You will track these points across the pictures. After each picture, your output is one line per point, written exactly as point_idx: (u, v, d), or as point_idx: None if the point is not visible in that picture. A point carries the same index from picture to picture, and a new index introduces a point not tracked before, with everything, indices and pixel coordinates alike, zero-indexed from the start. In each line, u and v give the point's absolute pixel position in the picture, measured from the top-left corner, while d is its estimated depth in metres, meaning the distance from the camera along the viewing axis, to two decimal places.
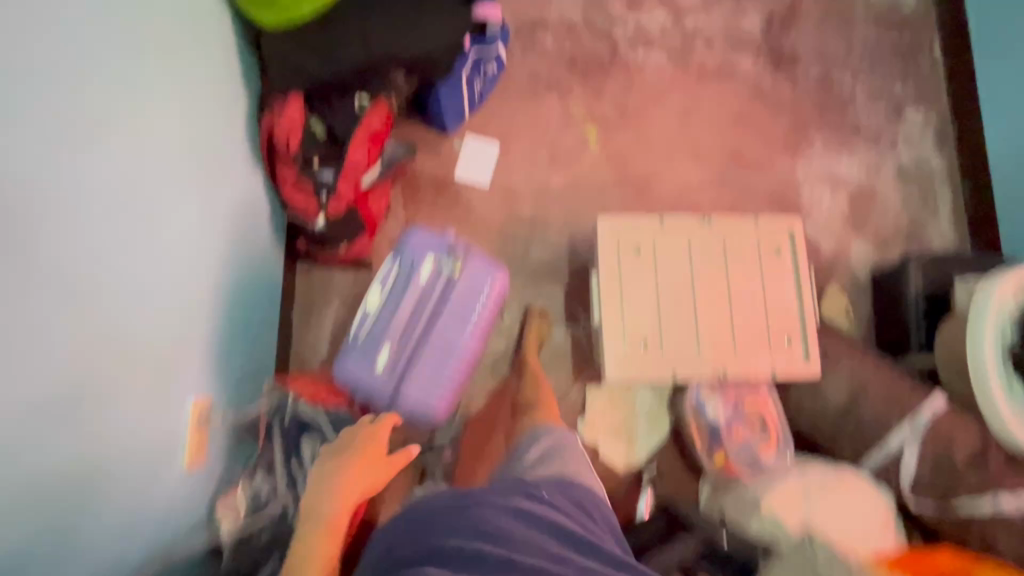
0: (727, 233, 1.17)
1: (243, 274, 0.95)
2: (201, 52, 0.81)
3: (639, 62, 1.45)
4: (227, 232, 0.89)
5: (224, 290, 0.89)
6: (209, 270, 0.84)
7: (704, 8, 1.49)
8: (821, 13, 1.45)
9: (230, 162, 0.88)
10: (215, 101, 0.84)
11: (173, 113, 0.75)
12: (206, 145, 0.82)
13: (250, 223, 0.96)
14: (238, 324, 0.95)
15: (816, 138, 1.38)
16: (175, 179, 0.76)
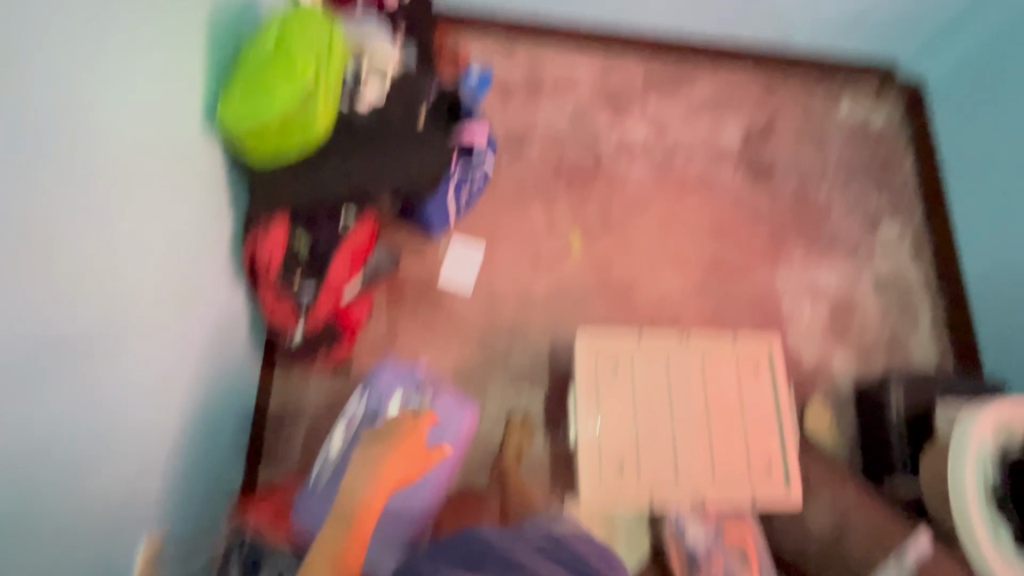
0: (704, 352, 1.18)
1: (212, 396, 1.01)
2: (199, 209, 0.94)
3: (622, 174, 1.53)
4: (198, 363, 0.96)
5: (189, 415, 0.94)
6: (177, 398, 0.91)
7: (686, 124, 1.60)
8: (795, 133, 1.63)
9: (207, 300, 0.98)
10: (203, 250, 0.96)
11: (161, 259, 0.85)
12: (182, 281, 0.91)
13: (223, 354, 1.05)
14: (204, 449, 1.00)
15: (794, 251, 1.52)
16: (154, 314, 0.84)
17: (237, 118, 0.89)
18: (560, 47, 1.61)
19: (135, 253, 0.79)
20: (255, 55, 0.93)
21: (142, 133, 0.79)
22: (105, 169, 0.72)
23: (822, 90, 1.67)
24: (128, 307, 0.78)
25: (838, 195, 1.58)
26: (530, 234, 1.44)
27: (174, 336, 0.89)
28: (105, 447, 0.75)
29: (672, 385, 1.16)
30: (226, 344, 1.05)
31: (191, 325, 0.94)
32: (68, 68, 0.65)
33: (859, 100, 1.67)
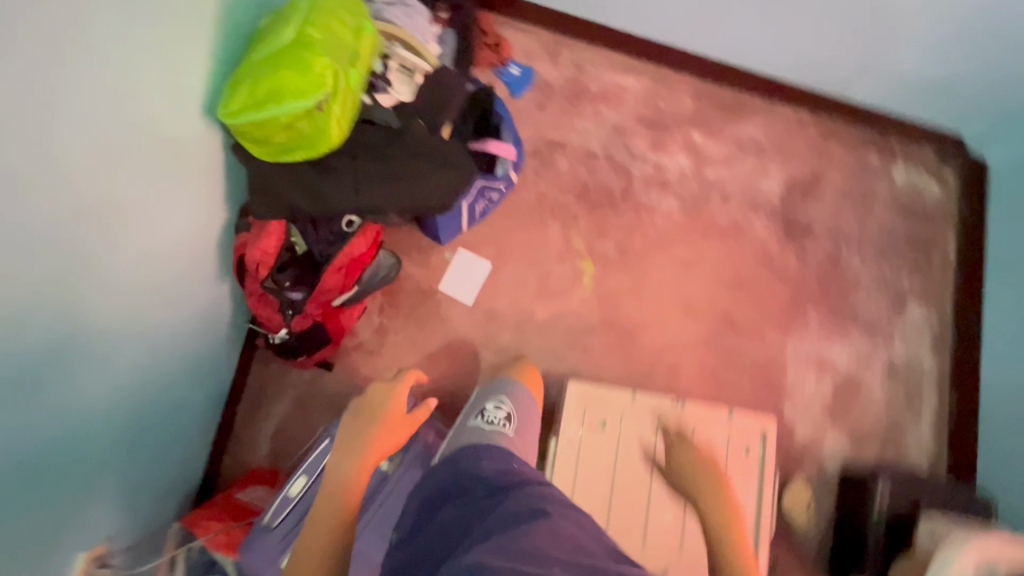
0: (697, 423, 1.13)
1: (178, 397, 0.96)
2: (190, 207, 0.87)
3: (651, 205, 1.43)
4: (170, 366, 0.91)
5: (150, 418, 0.89)
6: (140, 403, 0.85)
7: (727, 162, 1.48)
8: (842, 192, 1.52)
9: (187, 302, 0.92)
10: (188, 251, 0.89)
11: (140, 261, 0.78)
12: (159, 280, 0.83)
13: (200, 354, 1.00)
14: (164, 450, 0.96)
15: (812, 318, 1.44)
16: (128, 317, 0.78)
17: (242, 104, 0.75)
18: (611, 54, 1.47)
19: (110, 249, 0.72)
20: (275, 30, 0.78)
21: (133, 117, 0.70)
22: (91, 155, 0.65)
23: (879, 150, 1.55)
24: (97, 307, 0.71)
25: (871, 269, 1.48)
26: (541, 256, 1.37)
27: (143, 340, 0.83)
28: (57, 450, 0.70)
29: (657, 452, 1.12)
30: (201, 344, 1.00)
31: (167, 326, 0.88)
32: (62, 40, 0.56)
33: (917, 167, 1.55)
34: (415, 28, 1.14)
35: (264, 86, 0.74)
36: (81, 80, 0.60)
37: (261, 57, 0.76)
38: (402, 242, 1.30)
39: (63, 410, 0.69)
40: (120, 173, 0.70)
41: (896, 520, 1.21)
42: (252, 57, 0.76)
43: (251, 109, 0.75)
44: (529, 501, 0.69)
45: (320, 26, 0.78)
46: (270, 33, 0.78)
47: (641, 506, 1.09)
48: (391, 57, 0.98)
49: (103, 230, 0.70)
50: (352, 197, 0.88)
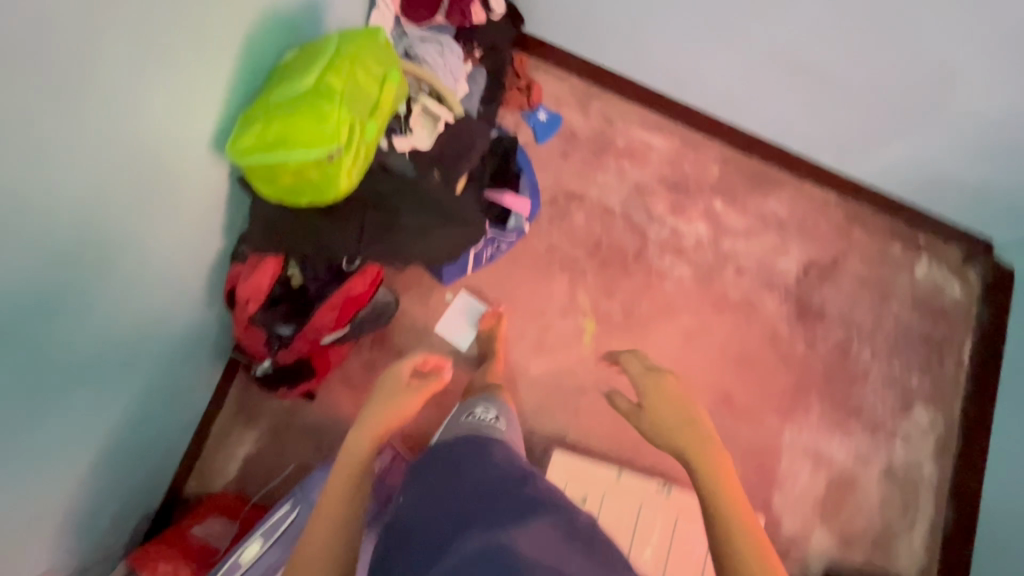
0: (682, 512, 1.08)
1: (148, 422, 0.93)
2: (188, 238, 0.85)
3: (662, 270, 1.39)
4: (143, 392, 0.89)
5: (112, 438, 0.86)
6: (104, 430, 0.83)
7: (747, 235, 1.45)
8: (860, 280, 1.47)
9: (169, 329, 0.89)
10: (179, 280, 0.87)
11: (130, 293, 0.77)
12: (144, 304, 0.81)
13: (177, 378, 0.97)
14: (125, 474, 0.93)
15: (814, 408, 1.39)
16: (106, 347, 0.77)
17: (251, 143, 0.72)
18: (642, 111, 1.45)
19: (97, 271, 0.69)
20: (297, 71, 0.75)
21: (141, 141, 0.68)
22: (94, 182, 0.63)
23: (904, 242, 1.50)
24: (73, 326, 0.69)
25: (881, 364, 1.43)
26: (544, 308, 1.33)
27: (118, 361, 0.80)
28: (12, 469, 0.67)
29: (636, 537, 1.07)
30: (180, 369, 0.97)
31: (146, 354, 0.86)
32: (77, 77, 0.56)
33: (940, 265, 1.51)
34: (446, 67, 1.11)
35: (277, 129, 0.71)
36: (89, 103, 0.59)
37: (278, 98, 0.72)
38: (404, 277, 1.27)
39: (24, 428, 0.66)
40: (117, 197, 0.68)
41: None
42: (268, 96, 0.73)
43: (260, 149, 0.72)
44: (542, 493, 0.69)
45: (343, 74, 0.75)
46: (291, 75, 0.76)
47: None
48: (415, 102, 0.95)
49: (93, 251, 0.67)
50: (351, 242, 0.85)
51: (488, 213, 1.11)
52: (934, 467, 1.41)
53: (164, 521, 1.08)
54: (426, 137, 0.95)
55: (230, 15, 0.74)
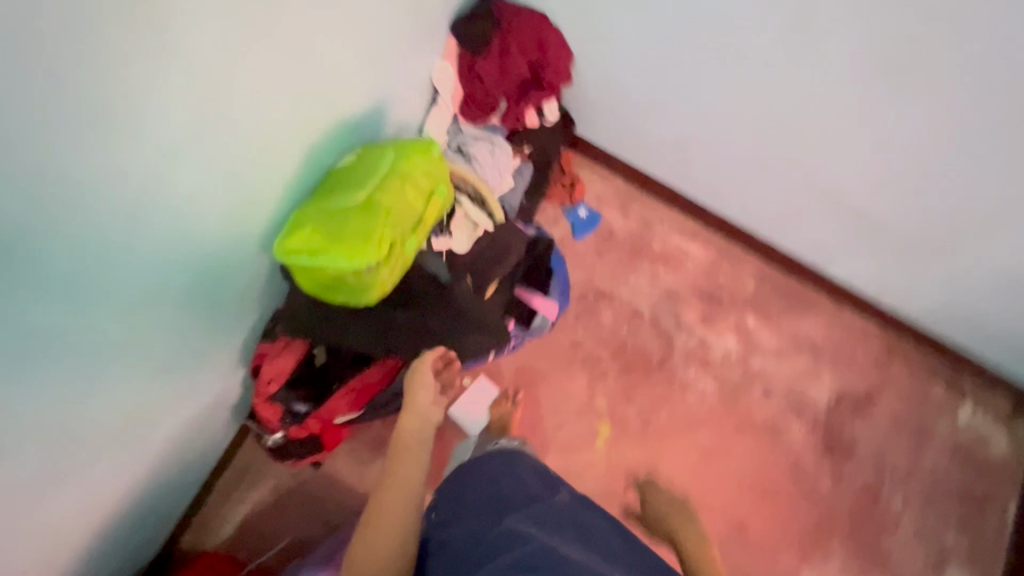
0: None
1: (161, 473, 0.96)
2: (224, 306, 0.91)
3: (685, 380, 1.36)
4: (159, 443, 0.92)
5: (119, 491, 0.87)
6: (119, 478, 0.85)
7: (777, 355, 1.41)
8: (896, 418, 1.40)
9: (192, 386, 0.93)
10: (208, 343, 0.92)
11: (161, 347, 0.82)
12: (168, 371, 0.86)
13: (193, 433, 1.00)
14: (132, 520, 0.95)
15: (836, 552, 1.30)
16: (134, 395, 0.81)
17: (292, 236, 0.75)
18: (683, 218, 1.45)
19: (119, 357, 0.75)
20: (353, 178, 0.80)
21: (181, 245, 0.75)
22: (147, 239, 0.69)
23: (946, 383, 1.42)
24: (92, 411, 0.73)
25: (914, 513, 1.33)
26: (561, 406, 1.31)
27: (131, 430, 0.83)
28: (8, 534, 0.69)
29: None
30: (198, 425, 1.01)
31: (168, 407, 0.90)
32: (151, 144, 0.63)
33: (985, 413, 1.40)
34: (494, 166, 1.16)
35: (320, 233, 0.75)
36: (136, 220, 0.66)
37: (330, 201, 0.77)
38: None
39: (33, 494, 0.70)
40: (151, 289, 0.74)
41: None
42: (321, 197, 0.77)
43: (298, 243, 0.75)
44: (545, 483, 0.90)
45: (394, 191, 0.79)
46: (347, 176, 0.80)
47: None
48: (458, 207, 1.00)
49: (118, 342, 0.74)
50: (373, 340, 0.88)
51: (516, 312, 1.11)
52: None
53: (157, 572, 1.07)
54: (463, 240, 0.99)
55: (295, 129, 0.83)
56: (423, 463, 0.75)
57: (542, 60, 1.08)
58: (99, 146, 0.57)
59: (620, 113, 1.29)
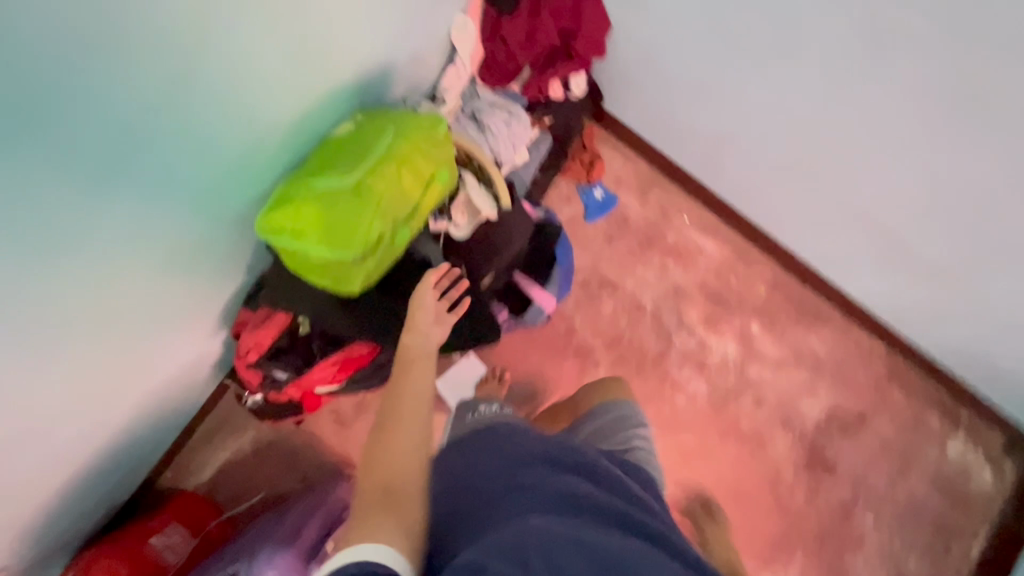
0: None
1: (140, 430, 0.96)
2: (205, 275, 0.85)
3: (677, 381, 1.34)
4: (136, 405, 0.90)
5: (94, 451, 0.87)
6: (93, 441, 0.85)
7: (776, 366, 1.37)
8: (884, 441, 1.37)
9: (172, 352, 0.90)
10: (189, 310, 0.87)
11: (137, 321, 0.78)
12: (145, 340, 0.82)
13: (174, 393, 0.99)
14: (110, 474, 0.96)
15: (797, 563, 1.32)
16: (106, 369, 0.78)
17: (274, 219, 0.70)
18: (702, 211, 1.36)
19: (89, 344, 0.72)
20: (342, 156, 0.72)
21: (151, 230, 0.70)
22: (107, 214, 0.62)
23: (943, 412, 1.38)
24: (58, 395, 0.72)
25: (882, 535, 1.34)
26: (548, 392, 1.29)
27: (104, 398, 0.81)
28: None
29: None
30: (179, 385, 0.99)
31: (146, 373, 0.87)
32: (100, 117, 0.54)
33: (976, 447, 1.37)
34: (509, 139, 1.06)
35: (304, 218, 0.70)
36: (98, 209, 0.61)
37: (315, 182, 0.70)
38: None
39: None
40: (123, 272, 0.70)
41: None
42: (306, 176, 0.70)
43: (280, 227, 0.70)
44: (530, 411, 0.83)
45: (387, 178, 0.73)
46: (336, 154, 0.73)
47: None
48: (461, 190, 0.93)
49: (89, 322, 0.69)
50: (344, 323, 0.84)
51: (510, 300, 1.07)
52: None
53: (136, 508, 1.10)
54: (467, 227, 0.94)
55: (282, 93, 0.74)
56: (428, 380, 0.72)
57: (574, 34, 0.99)
58: (45, 142, 0.51)
59: (654, 92, 1.17)
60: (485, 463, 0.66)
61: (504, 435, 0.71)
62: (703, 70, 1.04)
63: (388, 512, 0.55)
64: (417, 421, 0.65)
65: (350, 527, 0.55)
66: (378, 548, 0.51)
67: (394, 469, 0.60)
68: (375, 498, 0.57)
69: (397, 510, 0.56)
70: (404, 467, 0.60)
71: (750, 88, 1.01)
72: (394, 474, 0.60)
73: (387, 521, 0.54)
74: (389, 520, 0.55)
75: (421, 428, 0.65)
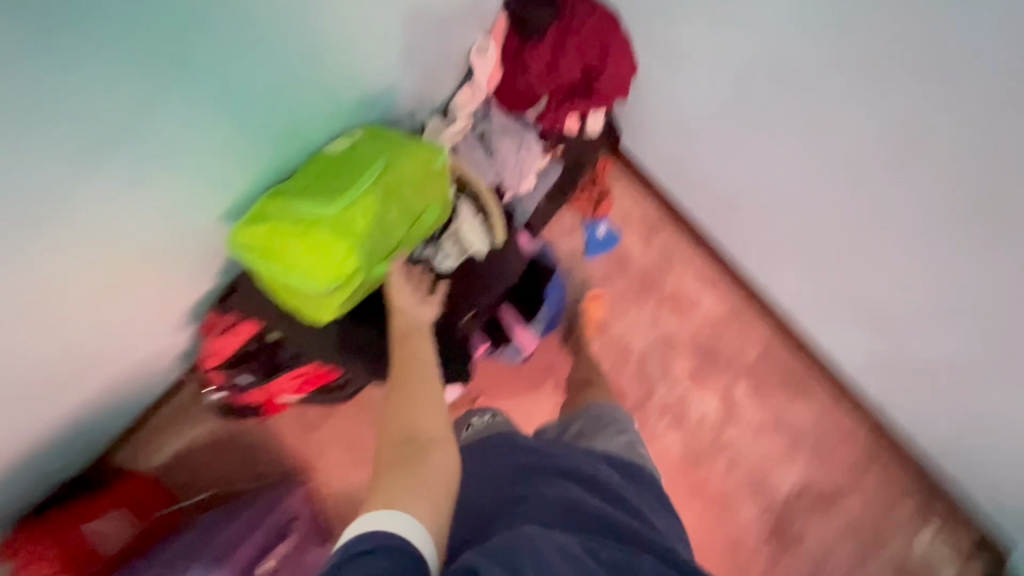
0: None
1: (95, 413, 0.93)
2: (178, 271, 0.82)
3: (652, 432, 1.31)
4: (92, 391, 0.87)
5: (41, 434, 0.84)
6: (40, 425, 0.82)
7: (755, 431, 1.33)
8: (855, 525, 1.33)
9: (135, 341, 0.86)
10: (157, 301, 0.83)
11: (96, 313, 0.74)
12: (106, 331, 0.79)
13: (135, 379, 0.96)
14: (58, 452, 0.94)
15: None
16: (59, 359, 0.74)
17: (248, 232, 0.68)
18: (705, 263, 1.32)
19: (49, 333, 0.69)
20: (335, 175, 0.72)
21: (116, 229, 0.67)
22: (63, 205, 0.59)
23: (920, 504, 1.33)
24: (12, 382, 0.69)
25: None
26: (519, 426, 1.25)
27: (56, 386, 0.78)
28: None
29: None
30: (141, 372, 0.96)
31: (105, 361, 0.84)
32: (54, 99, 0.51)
33: (949, 545, 1.32)
34: (517, 167, 1.01)
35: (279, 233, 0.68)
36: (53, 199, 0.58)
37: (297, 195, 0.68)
38: None
39: None
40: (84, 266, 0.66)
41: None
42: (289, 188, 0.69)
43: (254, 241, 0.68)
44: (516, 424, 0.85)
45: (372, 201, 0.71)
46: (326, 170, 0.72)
47: None
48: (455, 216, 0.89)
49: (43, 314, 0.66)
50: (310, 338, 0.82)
51: (490, 332, 1.03)
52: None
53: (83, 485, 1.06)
54: (455, 256, 0.90)
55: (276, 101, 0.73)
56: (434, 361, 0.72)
57: (603, 70, 0.94)
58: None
59: (671, 136, 1.14)
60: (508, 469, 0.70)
61: (507, 439, 0.76)
62: (722, 126, 1.01)
63: (411, 473, 0.56)
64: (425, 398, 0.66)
65: (370, 500, 0.54)
66: (398, 519, 0.51)
67: (407, 443, 0.60)
68: (393, 469, 0.57)
69: (417, 483, 0.55)
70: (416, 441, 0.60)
71: (767, 153, 0.98)
72: (409, 445, 0.60)
73: (405, 491, 0.54)
74: (414, 488, 0.55)
75: (435, 408, 0.65)
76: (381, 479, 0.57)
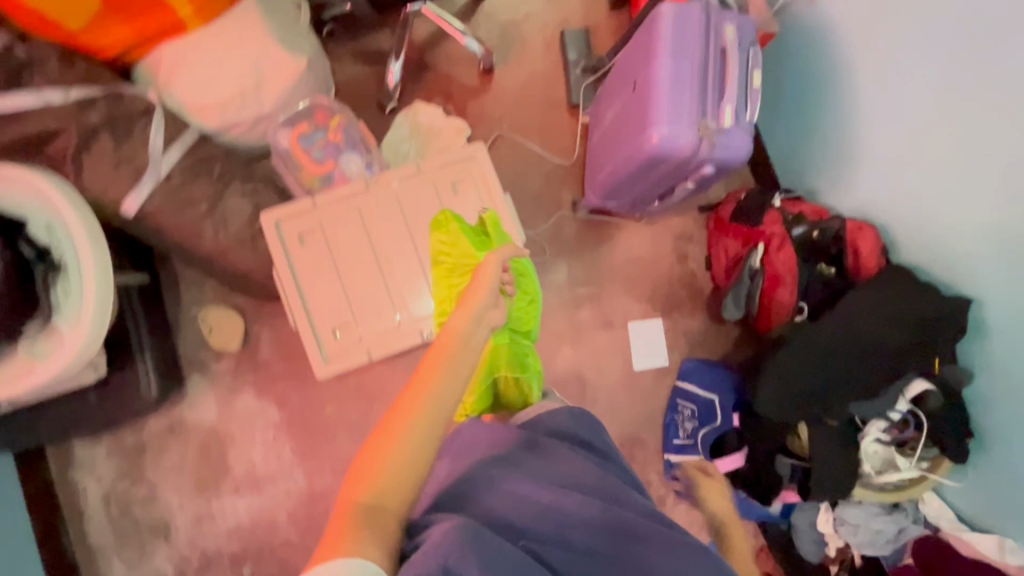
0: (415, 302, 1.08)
1: (805, 136, 1.18)
2: (964, 268, 0.94)
3: None
4: (861, 156, 1.08)
5: (821, 112, 1.13)
6: (848, 113, 1.07)
7: None
8: None
9: (898, 210, 1.04)
10: (929, 239, 1.00)
11: (973, 220, 0.91)
12: (938, 209, 0.97)
13: (832, 176, 1.16)
14: (791, 96, 1.19)
15: (288, 509, 1.20)
16: (950, 165, 0.93)
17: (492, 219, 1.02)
18: None
19: (966, 120, 0.88)
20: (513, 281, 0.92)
21: None
22: None
23: None
24: (942, 75, 0.90)
25: None
26: (596, 405, 1.31)
27: (878, 147, 1.04)
28: (875, 51, 1.00)
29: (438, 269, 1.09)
30: (828, 177, 1.17)
31: (900, 188, 1.02)
32: None
33: None
34: (868, 534, 1.11)
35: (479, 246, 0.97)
36: None
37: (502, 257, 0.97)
38: (716, 336, 1.34)
39: (893, 74, 0.97)
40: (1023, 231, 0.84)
41: (130, 347, 1.07)
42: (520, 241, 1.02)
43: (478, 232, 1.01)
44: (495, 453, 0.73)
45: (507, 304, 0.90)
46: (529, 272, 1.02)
47: (413, 207, 1.10)
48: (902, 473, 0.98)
49: (984, 188, 0.88)
50: (867, 331, 0.95)
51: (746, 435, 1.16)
52: (128, 540, 1.16)
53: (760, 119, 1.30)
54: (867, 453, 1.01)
55: None
56: (479, 347, 0.66)
57: None
58: None
59: None
60: (459, 483, 0.68)
61: (468, 481, 0.68)
62: None
63: (368, 532, 0.51)
64: (427, 419, 0.58)
65: (326, 543, 0.51)
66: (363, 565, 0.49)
67: (382, 498, 0.54)
68: (354, 524, 0.52)
69: (367, 532, 0.52)
70: (379, 499, 0.54)
71: None
72: (382, 502, 0.54)
73: (361, 535, 0.51)
74: (354, 541, 0.50)
75: (416, 449, 0.57)
76: (340, 524, 0.52)
